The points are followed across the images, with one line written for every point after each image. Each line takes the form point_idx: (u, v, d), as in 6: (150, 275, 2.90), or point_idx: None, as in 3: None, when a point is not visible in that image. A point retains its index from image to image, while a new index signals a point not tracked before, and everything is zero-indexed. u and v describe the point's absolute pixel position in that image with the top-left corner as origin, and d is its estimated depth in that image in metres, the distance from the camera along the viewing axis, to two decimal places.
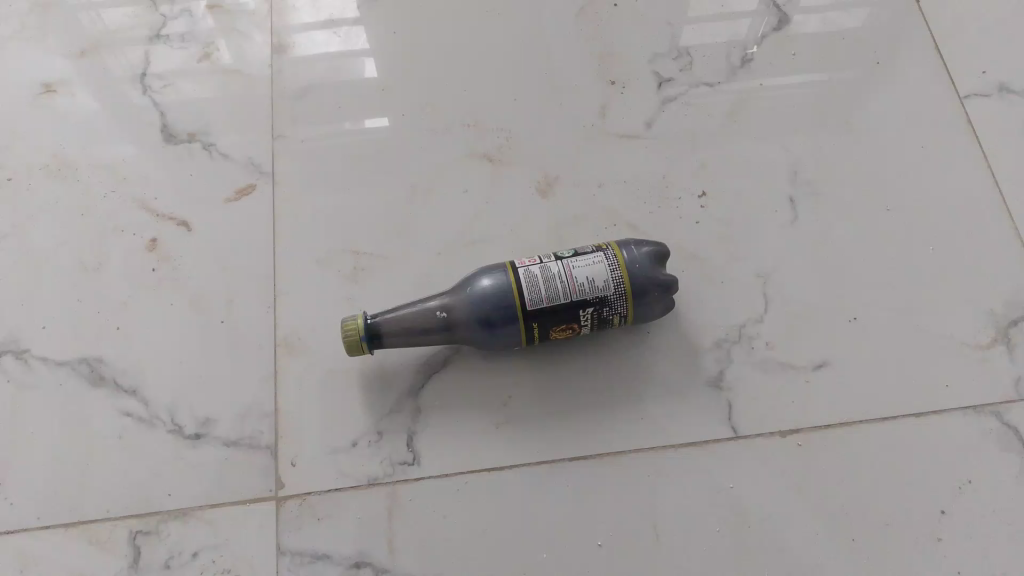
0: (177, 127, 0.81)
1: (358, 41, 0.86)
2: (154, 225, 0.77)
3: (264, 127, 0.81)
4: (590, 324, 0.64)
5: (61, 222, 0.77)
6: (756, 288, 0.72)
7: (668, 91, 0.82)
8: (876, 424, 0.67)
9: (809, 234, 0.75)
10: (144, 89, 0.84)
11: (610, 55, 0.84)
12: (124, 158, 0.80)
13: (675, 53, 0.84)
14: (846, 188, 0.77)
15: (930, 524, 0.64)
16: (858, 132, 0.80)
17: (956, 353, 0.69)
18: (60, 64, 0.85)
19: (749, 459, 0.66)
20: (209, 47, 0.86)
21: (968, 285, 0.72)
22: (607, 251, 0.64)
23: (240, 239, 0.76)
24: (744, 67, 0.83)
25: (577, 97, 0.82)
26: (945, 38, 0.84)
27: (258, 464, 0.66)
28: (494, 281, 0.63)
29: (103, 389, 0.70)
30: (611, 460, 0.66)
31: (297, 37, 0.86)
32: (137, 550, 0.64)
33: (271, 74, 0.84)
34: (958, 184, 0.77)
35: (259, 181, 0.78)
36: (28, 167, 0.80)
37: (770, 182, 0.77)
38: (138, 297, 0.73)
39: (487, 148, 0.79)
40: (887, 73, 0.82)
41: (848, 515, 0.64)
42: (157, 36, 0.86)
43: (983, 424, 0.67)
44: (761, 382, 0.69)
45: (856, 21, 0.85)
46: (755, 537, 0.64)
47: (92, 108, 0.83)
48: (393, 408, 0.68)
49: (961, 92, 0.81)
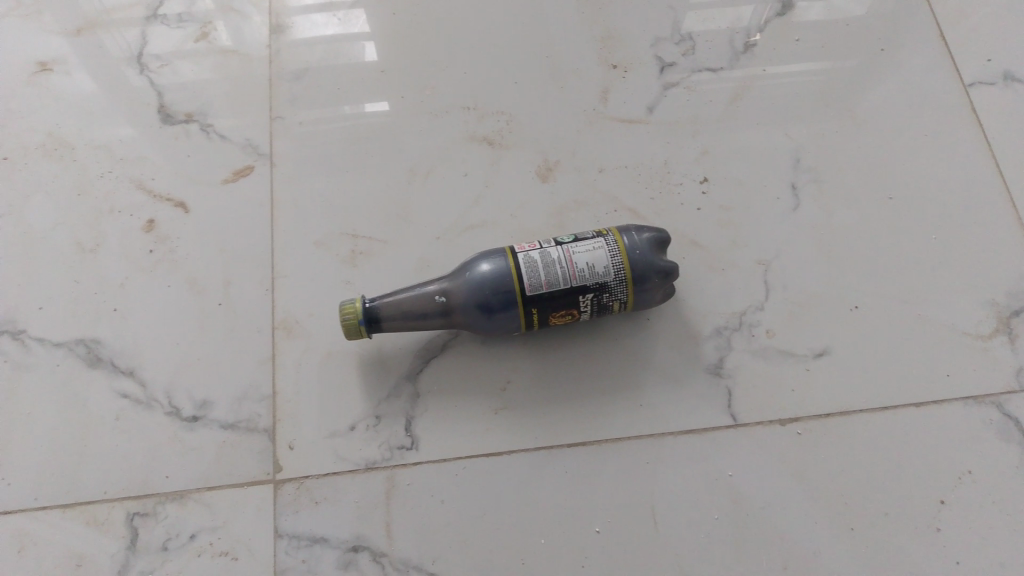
0: (174, 108, 0.81)
1: (358, 22, 0.85)
2: (152, 206, 0.76)
3: (263, 108, 0.81)
4: (590, 310, 0.64)
5: (57, 202, 0.76)
6: (757, 275, 0.72)
7: (671, 76, 0.81)
8: (875, 413, 0.67)
9: (810, 222, 0.74)
10: (141, 68, 0.83)
11: (612, 39, 0.83)
12: (121, 139, 0.79)
13: (678, 38, 0.83)
14: (848, 176, 0.76)
15: (929, 513, 0.64)
16: (861, 120, 0.79)
17: (957, 342, 0.69)
18: (56, 43, 0.84)
19: (748, 447, 0.66)
20: (207, 27, 0.85)
21: (969, 275, 0.72)
22: (608, 237, 0.63)
23: (239, 221, 0.75)
24: (747, 53, 0.82)
25: (579, 82, 0.81)
26: (950, 25, 0.83)
27: (255, 447, 0.66)
28: (493, 266, 0.62)
29: (100, 371, 0.69)
30: (610, 446, 0.66)
31: (297, 17, 0.85)
32: (134, 531, 0.64)
33: (270, 54, 0.83)
34: (961, 173, 0.76)
35: (258, 163, 0.78)
36: (24, 146, 0.79)
37: (772, 169, 0.77)
38: (136, 279, 0.73)
39: (487, 132, 0.79)
40: (891, 60, 0.82)
41: (846, 504, 0.64)
42: (155, 15, 0.85)
43: (983, 414, 0.67)
44: (761, 370, 0.68)
45: (860, 8, 0.84)
46: (753, 524, 0.64)
47: (89, 87, 0.82)
48: (391, 392, 0.68)
49: (966, 80, 0.80)
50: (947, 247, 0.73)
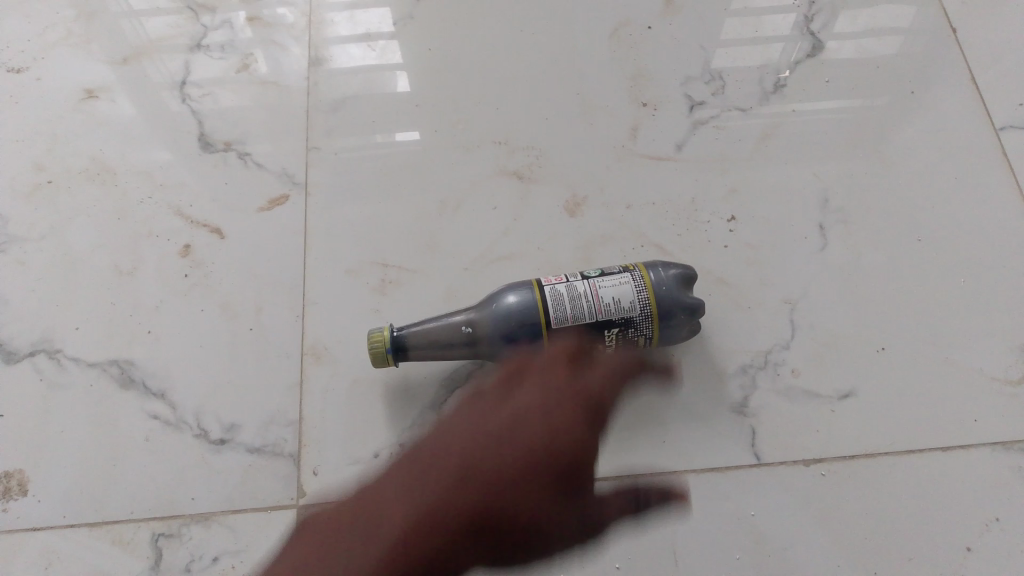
0: (214, 136, 0.83)
1: (394, 56, 0.87)
2: (188, 231, 0.78)
3: (299, 138, 0.83)
4: (616, 345, 0.65)
5: (98, 225, 0.79)
6: (784, 315, 0.72)
7: (700, 114, 0.82)
8: (900, 456, 0.66)
9: (838, 262, 0.74)
10: (183, 97, 0.85)
11: (643, 77, 0.84)
12: (162, 165, 0.82)
13: (708, 77, 0.84)
14: (877, 217, 0.76)
15: (955, 561, 0.62)
16: (889, 162, 0.79)
17: (986, 387, 0.68)
18: (103, 71, 0.87)
19: (771, 487, 0.65)
20: (247, 58, 0.87)
21: (999, 318, 0.71)
22: (634, 273, 0.65)
23: (271, 248, 0.77)
24: (776, 92, 0.83)
25: (608, 118, 0.82)
26: (981, 69, 0.83)
27: (281, 472, 0.67)
28: (521, 298, 0.64)
29: (131, 391, 0.71)
30: (631, 482, 0.66)
31: (334, 51, 0.87)
32: (158, 552, 0.65)
33: (307, 85, 0.86)
34: (992, 217, 0.76)
35: (292, 191, 0.80)
36: (68, 170, 0.82)
37: (800, 208, 0.77)
38: (170, 302, 0.74)
39: (517, 165, 0.80)
40: (921, 103, 0.82)
41: (871, 548, 0.63)
42: (198, 46, 0.88)
43: (1012, 461, 0.65)
44: (785, 410, 0.68)
45: (890, 50, 0.85)
46: (775, 565, 0.63)
47: (131, 114, 0.85)
48: (415, 421, 0.69)
49: (997, 124, 0.80)
50: (976, 291, 0.73)
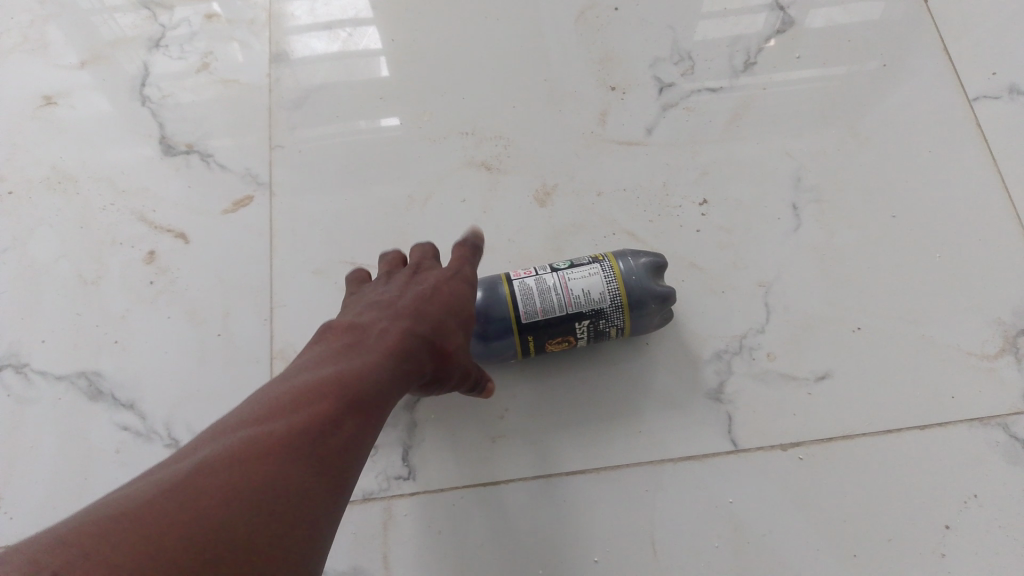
0: (176, 138, 0.81)
1: (355, 48, 0.85)
2: (153, 237, 0.77)
3: (262, 136, 0.81)
4: (587, 336, 0.64)
5: (61, 234, 0.77)
6: (759, 298, 0.71)
7: (669, 97, 0.81)
8: (878, 436, 0.66)
9: (811, 242, 0.73)
10: (143, 99, 0.84)
11: (610, 60, 0.83)
12: (125, 170, 0.80)
13: (677, 57, 0.83)
14: (851, 195, 0.75)
15: (935, 540, 0.62)
16: (861, 137, 0.78)
17: (963, 364, 0.68)
18: (61, 76, 0.85)
19: (749, 473, 0.65)
20: (207, 57, 0.86)
21: (975, 293, 0.70)
22: (604, 263, 0.63)
23: (237, 251, 0.75)
24: (746, 71, 0.82)
25: (577, 103, 0.81)
26: (954, 39, 0.82)
27: None
28: (489, 293, 0.62)
29: (100, 403, 0.70)
30: (608, 474, 0.65)
31: (295, 45, 0.86)
32: None
33: (268, 82, 0.84)
34: (966, 189, 0.75)
35: (257, 192, 0.78)
36: (28, 180, 0.80)
37: (772, 188, 0.76)
38: (137, 311, 0.73)
39: (484, 156, 0.79)
40: (893, 76, 0.81)
41: (850, 530, 0.63)
42: (156, 46, 0.86)
43: (990, 437, 0.65)
44: (762, 395, 0.67)
45: (861, 23, 0.83)
46: (755, 551, 0.63)
47: (91, 119, 0.83)
48: (389, 422, 0.68)
49: (971, 95, 0.79)
50: (951, 265, 0.72)
